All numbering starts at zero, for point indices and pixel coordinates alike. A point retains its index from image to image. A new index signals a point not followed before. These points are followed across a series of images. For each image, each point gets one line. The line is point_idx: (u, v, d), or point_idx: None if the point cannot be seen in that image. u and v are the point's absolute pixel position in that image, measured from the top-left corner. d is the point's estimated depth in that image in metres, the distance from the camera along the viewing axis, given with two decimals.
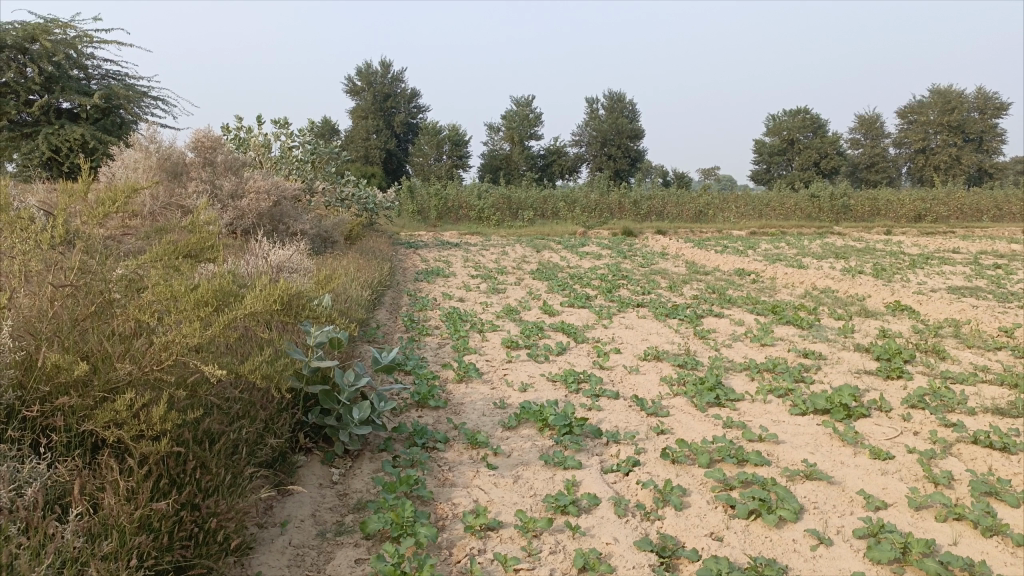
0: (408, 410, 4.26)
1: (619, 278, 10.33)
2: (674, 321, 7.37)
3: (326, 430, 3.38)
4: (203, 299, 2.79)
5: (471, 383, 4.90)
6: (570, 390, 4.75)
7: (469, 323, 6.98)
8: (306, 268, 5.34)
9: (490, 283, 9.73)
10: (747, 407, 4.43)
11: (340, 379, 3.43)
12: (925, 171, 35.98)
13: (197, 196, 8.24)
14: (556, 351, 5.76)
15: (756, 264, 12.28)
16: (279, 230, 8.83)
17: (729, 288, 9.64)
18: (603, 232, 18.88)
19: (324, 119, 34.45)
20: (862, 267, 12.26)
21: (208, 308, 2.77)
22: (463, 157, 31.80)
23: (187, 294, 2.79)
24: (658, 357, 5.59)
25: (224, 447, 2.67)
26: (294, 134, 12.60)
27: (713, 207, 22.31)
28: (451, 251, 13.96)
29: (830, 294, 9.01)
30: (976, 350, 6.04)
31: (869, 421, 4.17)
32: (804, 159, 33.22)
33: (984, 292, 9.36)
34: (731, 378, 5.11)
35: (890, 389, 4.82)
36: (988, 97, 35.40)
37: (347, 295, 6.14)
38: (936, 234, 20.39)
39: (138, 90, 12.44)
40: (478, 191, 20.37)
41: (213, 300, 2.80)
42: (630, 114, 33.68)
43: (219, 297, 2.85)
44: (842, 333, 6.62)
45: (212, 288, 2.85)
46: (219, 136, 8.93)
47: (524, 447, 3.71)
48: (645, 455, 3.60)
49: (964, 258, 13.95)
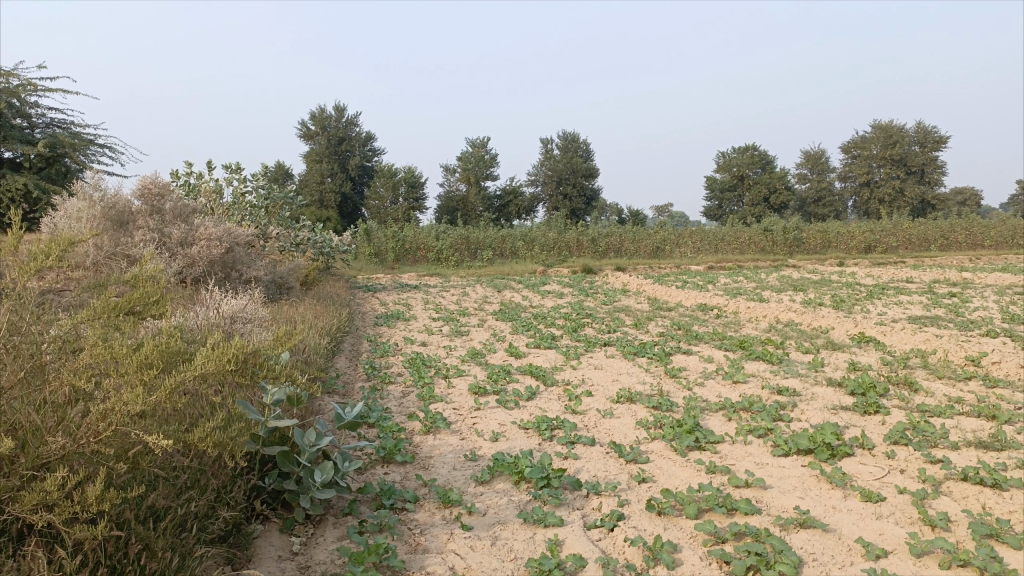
0: (374, 466, 4.00)
1: (583, 316, 10.21)
2: (643, 359, 7.23)
3: (286, 495, 3.13)
4: (148, 362, 2.54)
5: (439, 434, 4.66)
6: (544, 437, 4.54)
7: (433, 368, 6.74)
8: (261, 318, 5.07)
9: (453, 325, 9.51)
10: (727, 450, 4.27)
11: (299, 439, 3.17)
12: (870, 204, 37.01)
13: (145, 245, 7.89)
14: (526, 396, 5.55)
15: (718, 299, 12.28)
16: (232, 277, 8.50)
17: (695, 324, 9.57)
18: (562, 270, 18.82)
19: (277, 164, 34.05)
20: (821, 299, 12.34)
21: (152, 370, 2.52)
22: (419, 199, 31.66)
23: (129, 355, 2.55)
24: (631, 399, 5.42)
25: (171, 525, 2.41)
26: (247, 179, 12.32)
27: (669, 243, 22.52)
28: (411, 294, 13.70)
29: (795, 327, 8.99)
30: (947, 381, 6.01)
31: (854, 460, 4.05)
32: (754, 194, 33.88)
33: (944, 321, 9.44)
34: (708, 419, 4.95)
35: (870, 425, 4.72)
36: (927, 131, 36.70)
37: (304, 343, 5.86)
38: (887, 264, 20.80)
39: (84, 138, 12.05)
40: (436, 232, 20.21)
41: (158, 362, 2.56)
42: (584, 154, 34.07)
43: (164, 357, 2.61)
44: (813, 367, 6.54)
45: (157, 348, 2.60)
46: (167, 183, 8.63)
47: (500, 504, 3.48)
48: (629, 508, 3.40)
49: (918, 287, 14.17)
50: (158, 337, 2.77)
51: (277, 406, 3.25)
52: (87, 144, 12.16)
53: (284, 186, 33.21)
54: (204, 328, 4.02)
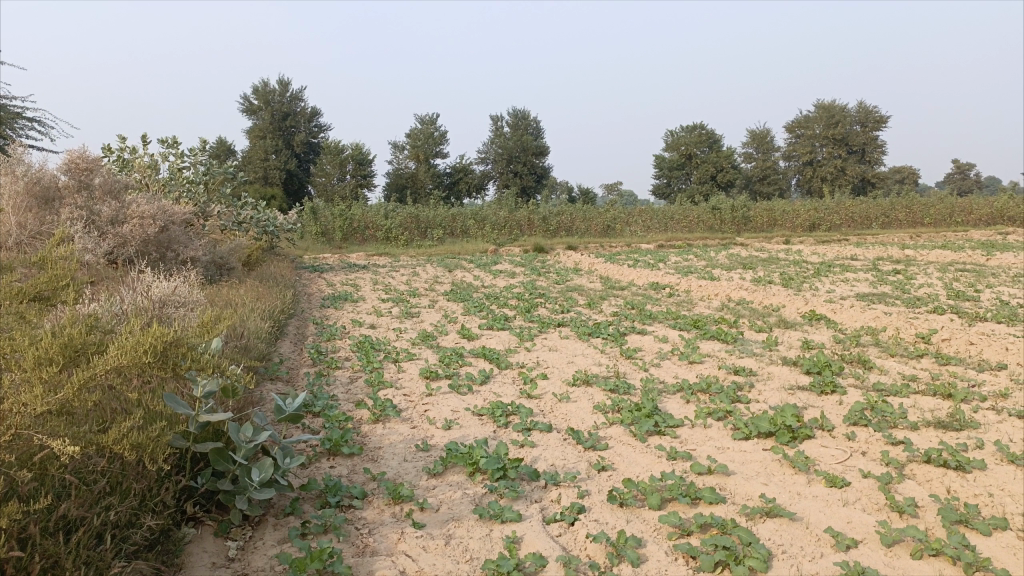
0: (318, 459, 3.76)
1: (536, 296, 10.03)
2: (598, 340, 7.09)
3: (221, 496, 2.88)
4: (46, 358, 2.43)
5: (389, 423, 4.43)
6: (498, 424, 4.35)
7: (382, 352, 6.49)
8: (196, 302, 4.76)
9: (403, 306, 9.24)
10: (688, 434, 4.14)
11: (235, 434, 2.92)
12: (813, 183, 37.64)
13: (72, 223, 7.42)
14: (479, 380, 5.35)
15: (670, 277, 12.24)
16: (168, 258, 8.07)
17: (648, 303, 9.48)
18: (514, 249, 18.62)
19: (218, 139, 32.94)
20: (771, 277, 12.40)
21: (52, 366, 2.41)
22: (367, 177, 31.01)
23: (31, 348, 2.47)
24: (588, 382, 5.26)
25: (88, 535, 2.15)
26: (184, 154, 11.77)
27: (620, 221, 22.52)
28: (359, 274, 13.35)
29: (747, 306, 8.97)
30: (900, 359, 6.04)
31: (816, 443, 3.97)
32: (701, 172, 34.12)
33: (891, 298, 9.55)
34: (666, 402, 4.83)
35: (828, 405, 4.66)
36: (868, 111, 37.45)
37: (244, 327, 5.55)
38: (832, 242, 21.14)
39: (9, 111, 11.34)
40: (384, 211, 19.79)
41: (59, 357, 2.46)
42: (534, 132, 33.83)
43: (67, 352, 2.51)
44: (767, 346, 6.49)
45: (58, 342, 2.51)
46: (96, 157, 8.12)
47: (454, 498, 3.29)
48: (590, 499, 3.25)
49: (863, 264, 14.40)
50: (62, 326, 2.71)
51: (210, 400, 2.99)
52: (12, 116, 11.44)
53: (227, 163, 32.20)
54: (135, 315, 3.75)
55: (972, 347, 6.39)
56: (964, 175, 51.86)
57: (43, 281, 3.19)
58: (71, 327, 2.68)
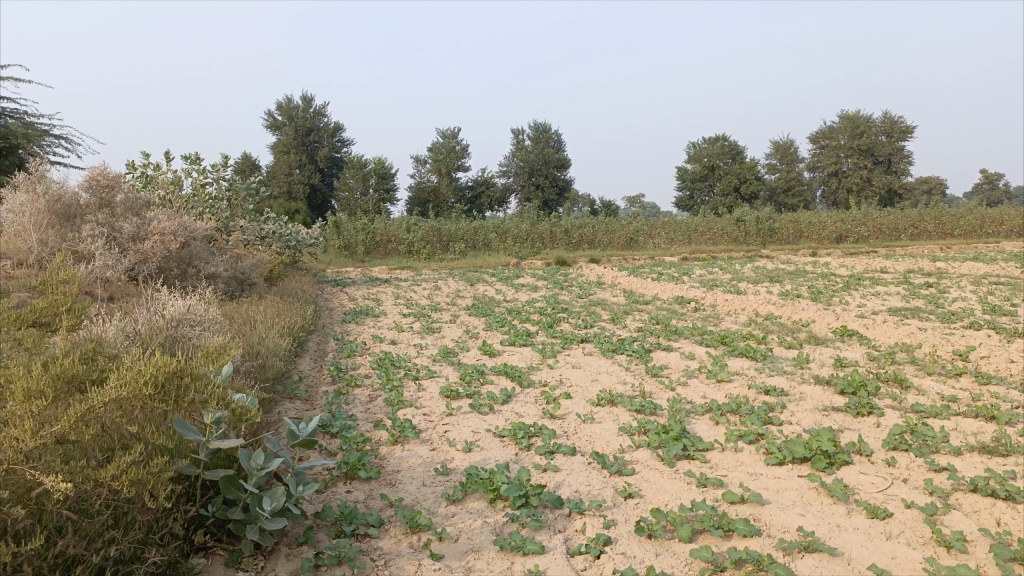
0: (334, 484, 3.64)
1: (559, 311, 9.89)
2: (623, 357, 6.92)
3: (231, 525, 2.77)
4: (36, 391, 2.38)
5: (408, 445, 4.30)
6: (520, 447, 4.21)
7: (402, 369, 6.39)
8: (212, 321, 4.70)
9: (425, 322, 9.14)
10: (718, 458, 3.97)
11: (245, 461, 2.81)
12: (838, 194, 37.14)
13: (94, 240, 7.42)
14: (501, 399, 5.21)
15: (695, 291, 12.03)
16: (188, 274, 8.03)
17: (673, 318, 9.30)
18: (536, 262, 18.50)
19: (243, 155, 33.27)
20: (798, 290, 12.15)
21: (43, 400, 2.35)
22: (390, 190, 31.09)
23: (23, 380, 2.42)
24: (613, 402, 5.11)
25: (87, 573, 2.09)
26: (207, 170, 11.81)
27: (643, 234, 22.33)
28: (381, 288, 13.27)
29: (775, 321, 8.75)
30: (937, 378, 5.82)
31: (854, 469, 3.78)
32: (725, 184, 33.81)
33: (924, 313, 9.28)
34: (694, 423, 4.66)
35: (865, 428, 4.46)
36: (895, 120, 36.96)
37: (262, 345, 5.47)
38: (859, 254, 20.76)
39: (37, 128, 11.45)
40: (406, 224, 19.76)
41: (51, 390, 2.40)
42: (556, 144, 33.78)
43: (59, 384, 2.46)
44: (798, 364, 6.29)
45: (49, 374, 2.45)
46: (117, 174, 8.12)
47: (474, 527, 3.15)
48: (617, 530, 3.09)
49: (894, 277, 14.09)
50: (58, 357, 2.66)
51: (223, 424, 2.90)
52: (41, 134, 11.58)
53: (251, 178, 32.46)
54: (145, 343, 3.69)
55: (1013, 365, 6.15)
56: (994, 185, 50.93)
57: (41, 307, 3.30)
58: (67, 358, 2.64)
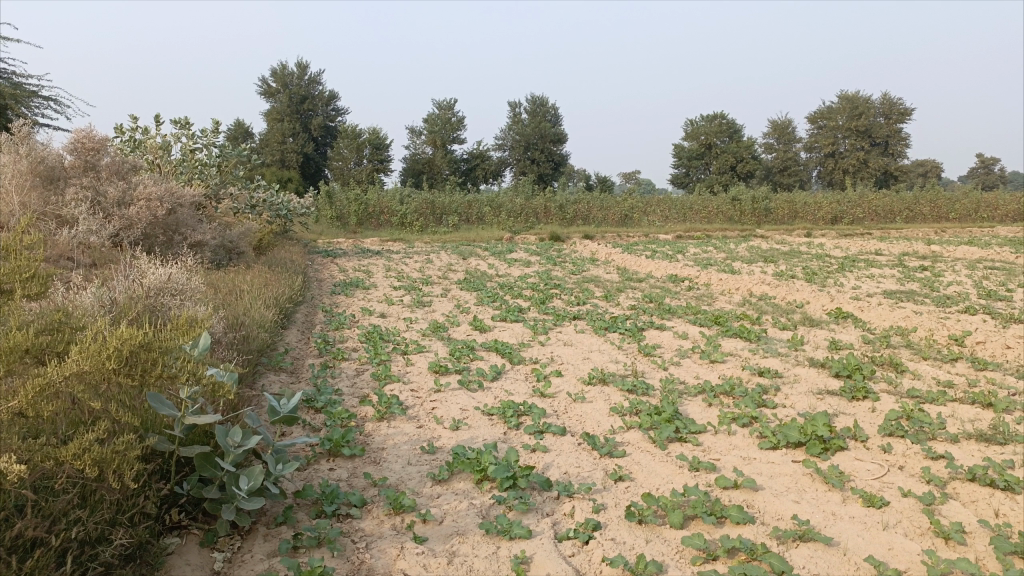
0: (317, 460, 3.55)
1: (551, 287, 9.78)
2: (615, 335, 6.82)
3: (206, 504, 2.67)
4: None
5: (393, 422, 4.19)
6: (509, 426, 4.12)
7: (391, 343, 6.27)
8: (193, 290, 4.55)
9: (415, 295, 9.01)
10: (711, 441, 3.89)
11: (221, 438, 2.69)
12: (834, 175, 37.00)
13: (77, 204, 7.21)
14: (490, 376, 5.10)
15: (689, 270, 11.93)
16: (174, 241, 7.87)
17: (667, 296, 9.20)
18: (530, 236, 18.36)
19: (236, 122, 32.86)
20: (793, 271, 12.05)
21: None
22: (384, 161, 30.78)
23: None
24: (604, 381, 5.02)
25: (47, 556, 2.01)
26: (197, 136, 11.59)
27: (638, 211, 22.18)
28: (372, 260, 13.13)
29: (769, 301, 8.66)
30: (933, 363, 5.75)
31: (849, 455, 3.70)
32: (721, 162, 33.60)
33: (920, 296, 9.21)
34: (687, 404, 4.56)
35: (860, 413, 4.39)
36: (893, 102, 36.73)
37: (247, 317, 5.34)
38: (854, 236, 20.66)
39: (24, 89, 11.20)
40: (400, 196, 19.56)
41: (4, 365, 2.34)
42: (552, 118, 33.48)
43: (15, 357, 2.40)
44: (792, 345, 6.20)
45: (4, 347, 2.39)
46: (103, 137, 7.92)
47: (460, 509, 3.06)
48: (607, 514, 3.00)
49: (888, 259, 14.01)
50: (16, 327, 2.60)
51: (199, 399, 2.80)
52: (27, 95, 11.32)
53: (244, 146, 32.09)
54: (120, 319, 3.57)
55: (1009, 351, 6.08)
56: (989, 169, 50.90)
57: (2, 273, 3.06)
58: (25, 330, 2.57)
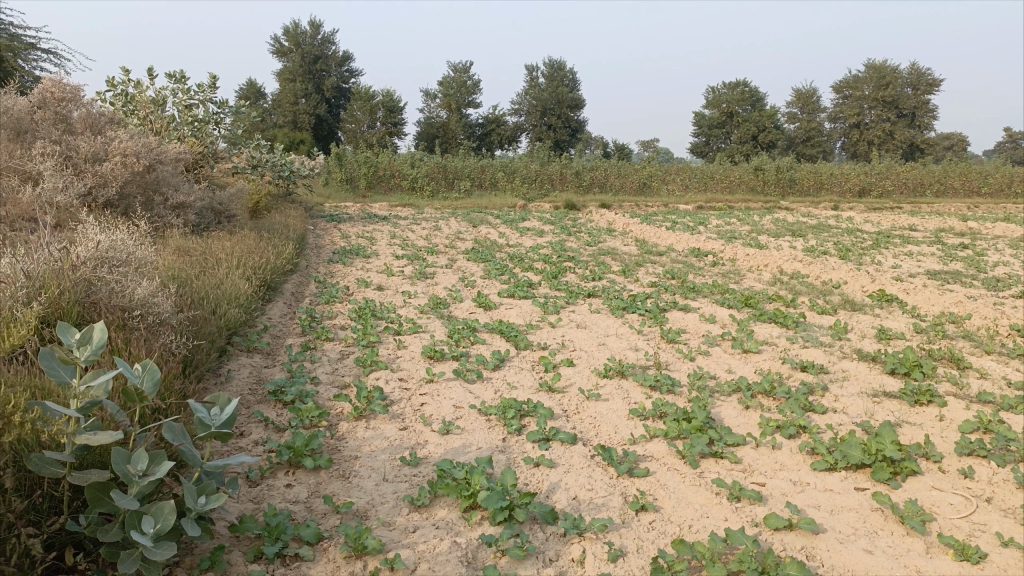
0: (272, 473, 2.92)
1: (565, 260, 9.06)
2: (634, 317, 6.11)
3: (102, 549, 2.02)
4: None
5: (373, 422, 3.54)
6: (509, 431, 3.45)
7: (383, 321, 5.61)
8: (144, 262, 3.89)
9: (418, 266, 8.33)
10: (754, 458, 3.21)
11: (120, 465, 2.06)
12: (859, 146, 35.68)
13: (44, 158, 6.46)
14: (491, 365, 4.43)
15: (713, 243, 11.12)
16: (155, 203, 7.23)
17: (691, 272, 8.45)
18: (544, 204, 17.59)
19: (248, 82, 32.08)
20: (825, 247, 11.22)
21: None
22: (398, 125, 29.92)
23: None
24: (622, 374, 4.35)
25: None
26: (193, 91, 10.85)
27: (657, 179, 21.31)
28: (377, 226, 12.43)
29: (803, 281, 7.91)
30: (998, 359, 5.04)
31: (924, 482, 3.03)
32: (743, 131, 32.42)
33: (967, 278, 8.42)
34: (720, 406, 3.87)
35: (927, 424, 3.70)
36: (922, 72, 35.39)
37: (213, 291, 4.68)
38: (883, 210, 19.65)
39: (20, 41, 10.52)
40: (411, 159, 18.79)
41: None
42: (570, 83, 32.42)
43: None
44: (835, 333, 5.48)
45: None
46: (76, 87, 7.22)
47: (439, 552, 2.40)
48: (625, 565, 2.36)
49: (924, 236, 13.20)
50: None
51: (84, 419, 2.14)
52: (23, 47, 10.63)
53: (256, 106, 31.27)
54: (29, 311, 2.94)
55: None
56: (1018, 144, 49.45)
57: None
58: None
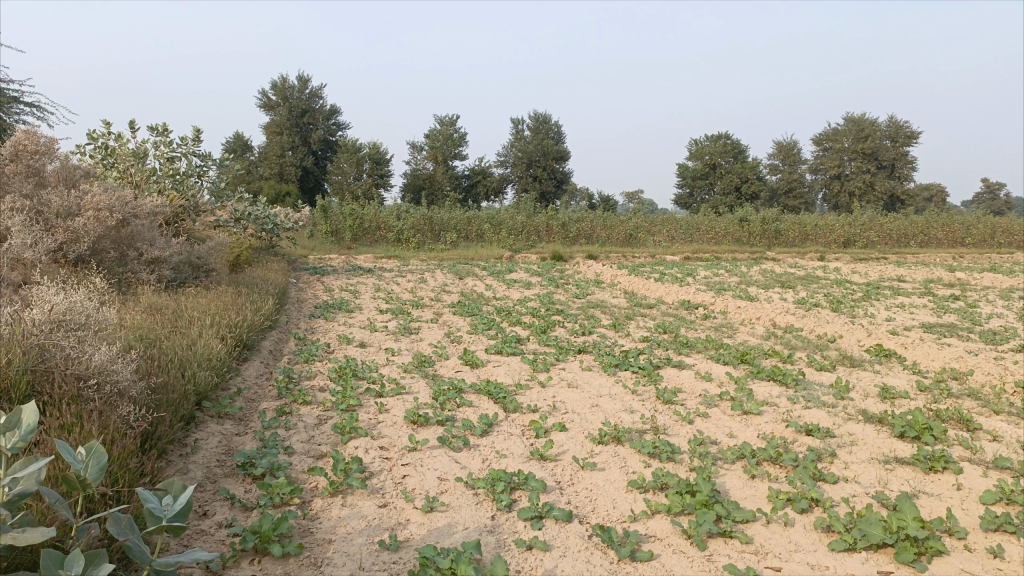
0: (235, 562, 2.62)
1: (553, 313, 8.84)
2: (627, 375, 5.87)
3: None
4: None
5: (350, 498, 3.25)
6: (499, 508, 3.17)
7: (365, 382, 5.33)
8: (106, 325, 3.62)
9: (402, 321, 8.08)
10: (766, 537, 2.95)
11: (49, 570, 1.75)
12: (840, 197, 36.05)
13: (13, 213, 6.21)
14: (479, 431, 4.16)
15: (703, 295, 10.96)
16: (129, 258, 6.97)
17: (682, 326, 8.24)
18: (531, 256, 17.45)
19: (235, 135, 32.14)
20: (815, 298, 11.07)
21: None
22: (384, 176, 29.97)
23: None
24: (618, 440, 4.09)
25: None
26: (175, 143, 10.69)
27: (642, 231, 21.27)
28: (361, 279, 12.19)
29: (797, 335, 7.71)
30: (1008, 419, 4.82)
31: (953, 564, 2.78)
32: (726, 183, 32.68)
33: (963, 331, 8.25)
34: (725, 476, 3.61)
35: (947, 494, 3.45)
36: (899, 125, 36.01)
37: (183, 353, 4.40)
38: (869, 261, 19.66)
39: (2, 93, 10.32)
40: (396, 211, 18.68)
41: None
42: (555, 136, 32.69)
43: None
44: (837, 392, 5.25)
45: None
46: (49, 139, 7.01)
47: None
48: None
49: (913, 287, 13.10)
50: None
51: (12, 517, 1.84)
52: (4, 100, 10.42)
53: (243, 158, 31.28)
54: None
55: None
56: (995, 195, 50.20)
57: None
58: None
